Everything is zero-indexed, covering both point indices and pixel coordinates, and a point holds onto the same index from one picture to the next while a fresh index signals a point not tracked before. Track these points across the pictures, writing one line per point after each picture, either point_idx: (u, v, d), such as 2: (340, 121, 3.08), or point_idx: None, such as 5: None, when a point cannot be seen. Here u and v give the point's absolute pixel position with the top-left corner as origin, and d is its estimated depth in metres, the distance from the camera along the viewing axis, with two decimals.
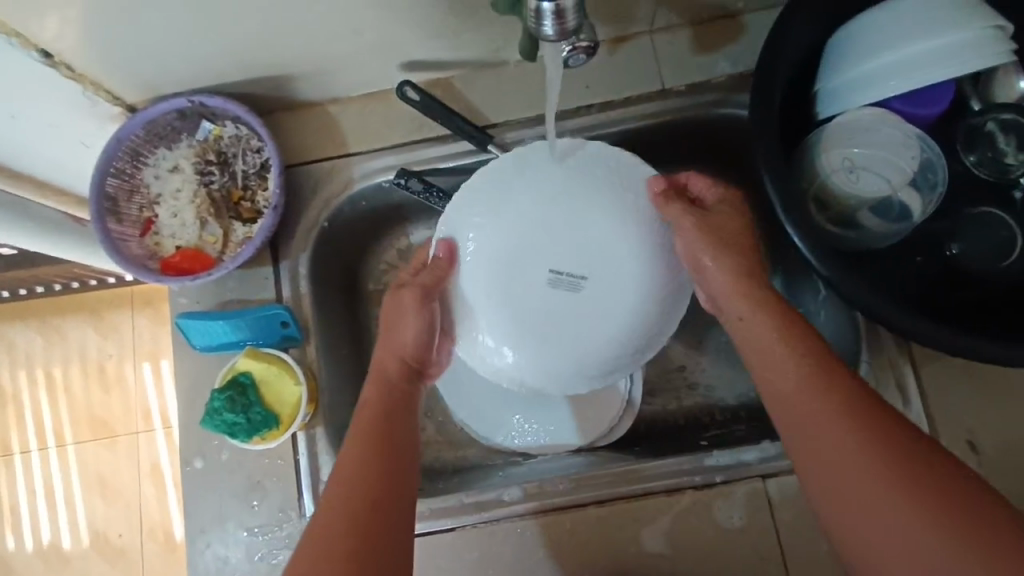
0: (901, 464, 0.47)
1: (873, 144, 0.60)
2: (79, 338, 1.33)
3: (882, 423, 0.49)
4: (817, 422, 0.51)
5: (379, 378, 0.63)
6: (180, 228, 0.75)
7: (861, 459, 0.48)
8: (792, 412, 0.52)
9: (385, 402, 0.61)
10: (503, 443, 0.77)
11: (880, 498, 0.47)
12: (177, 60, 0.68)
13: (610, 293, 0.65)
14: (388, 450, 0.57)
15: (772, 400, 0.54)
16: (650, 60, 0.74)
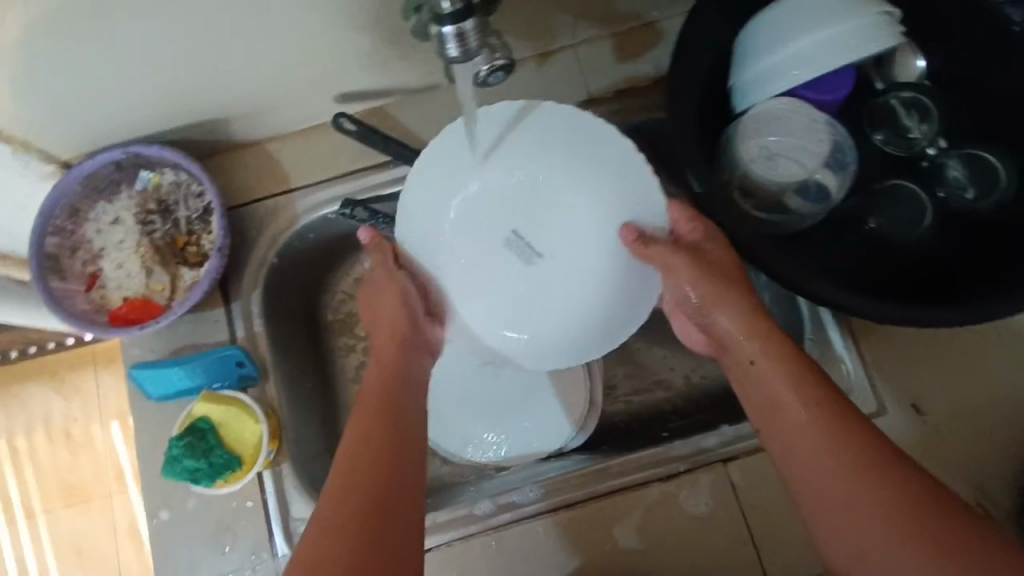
0: (906, 507, 0.46)
1: (785, 132, 0.64)
2: (41, 404, 1.30)
3: (890, 465, 0.48)
4: (809, 453, 0.51)
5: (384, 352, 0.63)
6: (126, 279, 0.75)
7: (866, 498, 0.48)
8: (798, 447, 0.52)
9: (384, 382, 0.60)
10: (477, 458, 0.75)
11: (879, 533, 0.47)
12: (106, 114, 0.68)
13: (560, 263, 0.68)
14: (397, 447, 0.55)
15: (778, 433, 0.53)
16: (576, 72, 0.76)
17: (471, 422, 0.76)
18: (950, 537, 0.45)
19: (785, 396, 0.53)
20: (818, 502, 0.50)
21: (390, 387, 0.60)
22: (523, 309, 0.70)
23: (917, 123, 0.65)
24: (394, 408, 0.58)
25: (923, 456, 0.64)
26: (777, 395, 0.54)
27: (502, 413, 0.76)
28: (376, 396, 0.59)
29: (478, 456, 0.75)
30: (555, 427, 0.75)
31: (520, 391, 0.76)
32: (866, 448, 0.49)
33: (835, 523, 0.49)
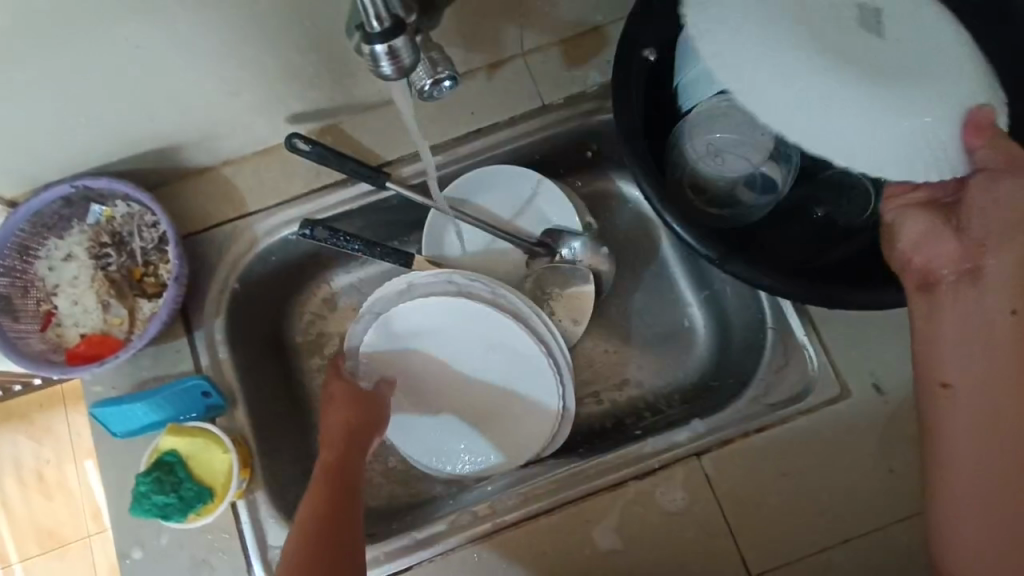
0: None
1: (728, 128, 0.66)
2: (11, 448, 1.26)
3: None
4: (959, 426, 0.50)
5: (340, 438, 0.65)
6: (82, 315, 0.73)
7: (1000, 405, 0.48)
8: (946, 334, 0.51)
9: (336, 468, 0.62)
10: (456, 472, 0.76)
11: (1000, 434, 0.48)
12: (49, 149, 0.67)
13: (932, 72, 0.50)
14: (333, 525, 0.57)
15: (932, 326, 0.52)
16: (527, 79, 0.77)
17: (445, 435, 0.76)
18: None
19: (945, 293, 0.51)
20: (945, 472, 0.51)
21: (341, 472, 0.62)
22: (901, 114, 0.49)
23: None
24: (338, 490, 0.60)
25: (887, 435, 0.66)
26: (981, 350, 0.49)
27: (476, 423, 0.77)
28: (328, 484, 0.60)
29: (455, 472, 0.76)
30: (525, 438, 0.75)
31: (492, 402, 0.76)
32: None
33: (976, 415, 0.49)
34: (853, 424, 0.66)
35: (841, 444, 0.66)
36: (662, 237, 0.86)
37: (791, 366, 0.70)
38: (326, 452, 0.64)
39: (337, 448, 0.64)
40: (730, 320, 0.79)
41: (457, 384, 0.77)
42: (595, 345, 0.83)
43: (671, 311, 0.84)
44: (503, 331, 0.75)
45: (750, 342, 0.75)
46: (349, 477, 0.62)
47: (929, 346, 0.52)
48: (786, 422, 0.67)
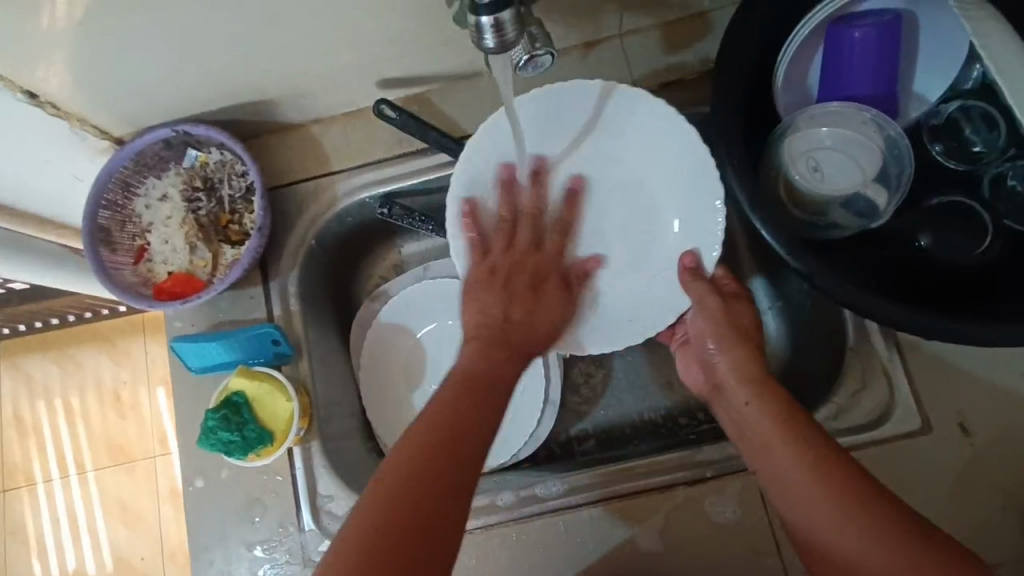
0: (849, 484, 0.51)
1: (835, 144, 0.61)
2: (94, 367, 1.36)
3: (823, 449, 0.53)
4: (783, 472, 0.54)
5: (484, 347, 0.62)
6: (171, 253, 0.78)
7: (813, 487, 0.52)
8: (766, 457, 0.56)
9: (476, 379, 0.58)
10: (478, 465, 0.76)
11: (826, 508, 0.51)
12: (158, 94, 0.70)
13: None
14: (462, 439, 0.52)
15: (760, 457, 0.57)
16: (621, 63, 0.74)
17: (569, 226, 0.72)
18: (858, 486, 0.51)
19: (767, 426, 0.57)
20: (816, 547, 0.51)
21: (474, 384, 0.57)
22: None
23: (982, 135, 0.61)
24: (478, 394, 0.57)
25: (964, 479, 0.62)
26: (765, 423, 0.57)
27: (625, 277, 0.71)
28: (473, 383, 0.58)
29: (510, 461, 0.77)
30: (663, 300, 0.70)
31: (636, 246, 0.71)
32: (831, 463, 0.52)
33: (798, 504, 0.53)
34: (928, 461, 0.62)
35: (910, 480, 0.62)
36: (740, 240, 0.83)
37: (867, 391, 0.65)
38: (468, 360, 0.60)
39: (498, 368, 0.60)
40: (804, 335, 0.76)
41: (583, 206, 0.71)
42: (659, 344, 0.82)
43: None
44: (648, 134, 0.69)
45: (824, 360, 0.71)
46: (482, 400, 0.56)
47: (761, 456, 0.56)
48: (856, 449, 0.63)
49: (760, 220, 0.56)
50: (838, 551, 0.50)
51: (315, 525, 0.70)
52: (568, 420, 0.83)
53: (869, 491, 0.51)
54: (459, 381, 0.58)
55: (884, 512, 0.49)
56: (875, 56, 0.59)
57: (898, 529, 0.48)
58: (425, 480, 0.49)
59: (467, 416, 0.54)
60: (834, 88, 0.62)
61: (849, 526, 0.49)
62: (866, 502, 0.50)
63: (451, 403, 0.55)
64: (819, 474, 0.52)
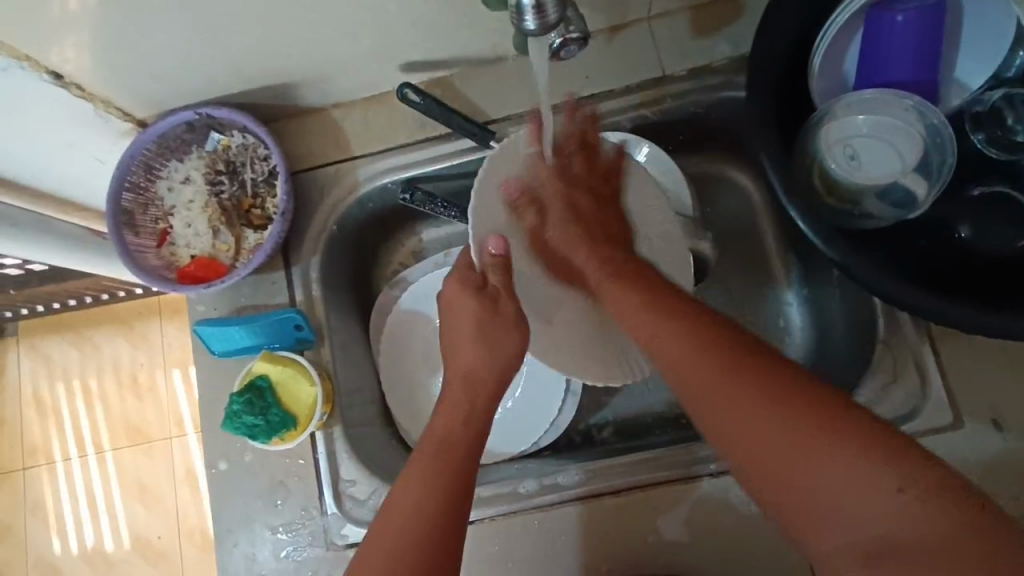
0: (788, 397, 0.45)
1: (875, 132, 0.60)
2: (112, 348, 1.38)
3: (748, 361, 0.48)
4: (709, 400, 0.48)
5: (454, 404, 0.61)
6: (194, 237, 0.78)
7: (755, 406, 0.45)
8: (690, 386, 0.50)
9: (446, 449, 0.57)
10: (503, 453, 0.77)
11: (769, 430, 0.44)
12: (182, 76, 0.70)
13: None
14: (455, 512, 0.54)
15: (682, 386, 0.51)
16: (650, 47, 0.73)
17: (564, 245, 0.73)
18: (796, 400, 0.44)
19: (679, 346, 0.52)
20: (776, 490, 0.43)
21: (448, 450, 0.57)
22: None
23: None
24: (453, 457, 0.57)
25: (995, 474, 0.61)
26: (678, 354, 0.52)
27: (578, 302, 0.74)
28: (444, 457, 0.56)
29: (530, 448, 0.77)
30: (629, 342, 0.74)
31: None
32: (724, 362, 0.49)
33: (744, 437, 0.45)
34: (958, 456, 0.61)
35: None
36: (765, 229, 0.82)
37: (898, 384, 0.64)
38: (439, 421, 0.60)
39: (465, 428, 0.59)
40: (831, 327, 0.75)
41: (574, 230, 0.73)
42: None
43: (765, 307, 0.80)
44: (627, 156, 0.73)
45: (852, 352, 0.70)
46: (455, 465, 0.56)
47: (686, 388, 0.50)
48: None
49: (797, 210, 0.55)
50: (810, 493, 0.41)
51: (337, 509, 0.70)
52: (588, 409, 0.82)
53: (817, 403, 0.44)
54: (433, 448, 0.57)
55: (830, 420, 0.42)
56: (917, 41, 0.58)
57: (852, 440, 0.41)
58: (417, 545, 0.51)
59: (444, 482, 0.55)
60: (872, 75, 0.60)
61: (808, 445, 0.42)
62: (812, 408, 0.44)
63: (427, 478, 0.55)
64: (732, 387, 0.47)
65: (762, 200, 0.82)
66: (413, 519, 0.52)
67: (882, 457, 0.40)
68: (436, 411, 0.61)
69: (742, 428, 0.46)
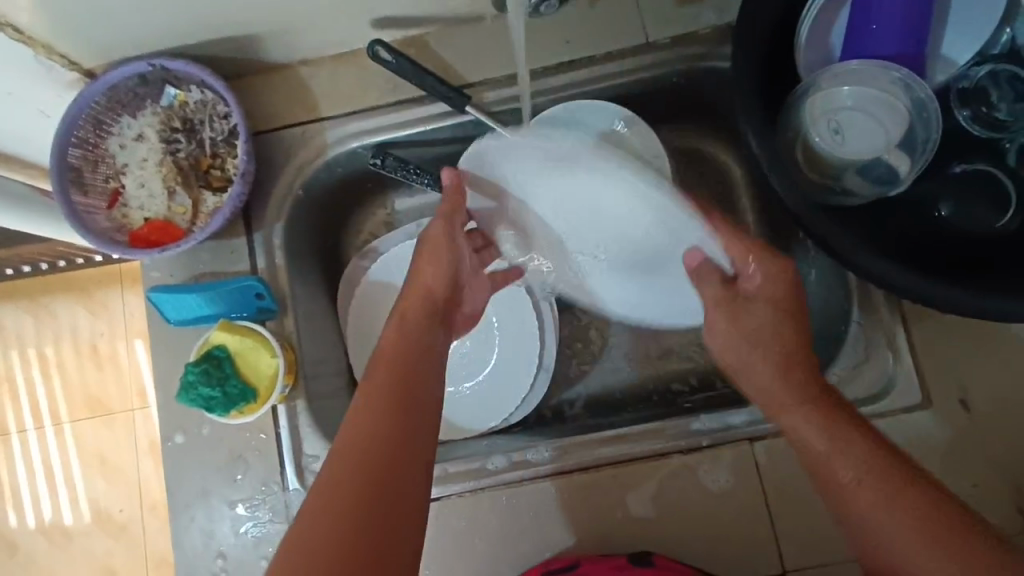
0: (867, 455, 0.52)
1: (860, 106, 0.58)
2: (69, 317, 1.32)
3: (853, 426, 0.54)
4: (834, 465, 0.53)
5: (399, 322, 0.61)
6: (148, 199, 0.73)
7: (845, 460, 0.52)
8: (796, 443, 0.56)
9: (396, 369, 0.56)
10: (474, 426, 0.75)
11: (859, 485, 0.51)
12: (131, 22, 0.65)
13: None
14: (404, 445, 0.51)
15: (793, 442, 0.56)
16: (633, 12, 0.70)
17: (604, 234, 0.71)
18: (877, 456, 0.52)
19: (790, 405, 0.57)
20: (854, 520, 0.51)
21: (402, 377, 0.56)
22: None
23: (1009, 102, 0.58)
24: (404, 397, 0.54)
25: (961, 455, 0.61)
26: (813, 432, 0.54)
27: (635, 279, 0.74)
28: (385, 385, 0.55)
29: (500, 424, 0.76)
30: (672, 311, 0.75)
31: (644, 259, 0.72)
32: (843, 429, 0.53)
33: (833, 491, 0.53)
34: (925, 436, 0.62)
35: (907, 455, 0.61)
36: (744, 206, 0.80)
37: (869, 363, 0.64)
38: (387, 343, 0.59)
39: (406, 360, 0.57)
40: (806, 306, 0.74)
41: (601, 227, 0.70)
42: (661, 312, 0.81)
43: None
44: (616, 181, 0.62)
45: (826, 331, 0.70)
46: (411, 403, 0.54)
47: (799, 443, 0.55)
48: None
49: (779, 183, 0.53)
50: (877, 532, 0.50)
51: (299, 485, 0.68)
52: (560, 385, 0.81)
53: (893, 460, 0.51)
54: (375, 378, 0.55)
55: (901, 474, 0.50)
56: (904, 12, 0.56)
57: (908, 483, 0.50)
58: (373, 485, 0.48)
59: (388, 417, 0.52)
60: (858, 47, 0.58)
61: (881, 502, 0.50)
62: (905, 472, 0.51)
63: (375, 412, 0.52)
64: (836, 436, 0.53)
65: (743, 177, 0.80)
66: (363, 444, 0.50)
67: (942, 525, 0.48)
68: (383, 332, 0.60)
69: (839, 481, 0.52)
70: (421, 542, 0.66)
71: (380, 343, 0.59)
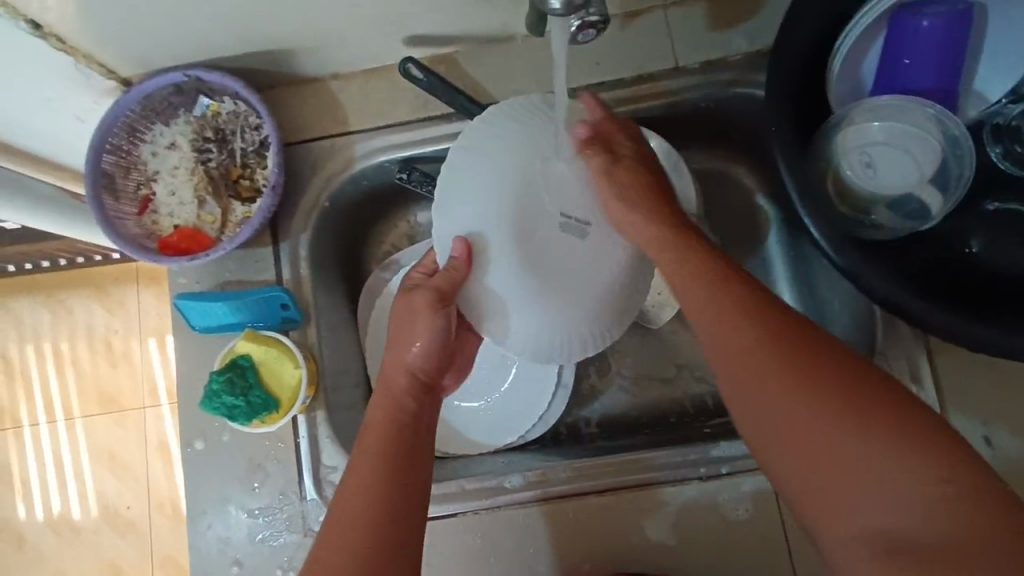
0: (835, 390, 0.42)
1: (891, 140, 0.58)
2: (85, 313, 1.33)
3: (828, 365, 0.43)
4: (783, 409, 0.43)
5: (392, 401, 0.59)
6: (178, 207, 0.74)
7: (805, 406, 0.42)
8: (754, 401, 0.45)
9: (393, 426, 0.56)
10: (491, 442, 0.76)
11: (818, 428, 0.42)
12: (171, 34, 0.66)
13: None
14: (403, 496, 0.51)
15: (747, 398, 0.46)
16: (664, 37, 0.70)
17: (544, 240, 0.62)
18: (849, 390, 0.42)
19: (752, 351, 0.46)
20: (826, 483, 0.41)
21: (397, 438, 0.55)
22: None
23: None
24: (404, 449, 0.55)
25: None
26: (766, 376, 0.44)
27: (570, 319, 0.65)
28: (385, 449, 0.54)
29: (516, 441, 0.76)
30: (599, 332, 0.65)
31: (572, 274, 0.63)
32: (820, 372, 0.43)
33: (785, 442, 0.43)
34: None
35: None
36: (766, 230, 0.81)
37: None
38: (375, 412, 0.58)
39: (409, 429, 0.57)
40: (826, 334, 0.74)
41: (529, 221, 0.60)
42: (678, 334, 0.81)
43: None
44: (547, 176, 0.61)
45: None
46: (414, 470, 0.54)
47: (749, 392, 0.45)
48: None
49: (809, 216, 0.53)
50: (845, 485, 0.40)
51: (317, 496, 0.68)
52: (577, 403, 0.81)
53: (870, 394, 0.42)
54: (370, 441, 0.55)
55: (874, 408, 0.41)
56: (941, 47, 0.56)
57: (878, 416, 0.41)
58: (384, 520, 0.50)
59: (389, 478, 0.52)
60: (891, 81, 0.59)
61: (845, 447, 0.40)
62: (875, 401, 0.41)
63: (371, 473, 0.52)
64: (800, 379, 0.43)
65: (766, 202, 0.81)
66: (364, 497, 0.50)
67: (926, 465, 0.39)
68: (372, 406, 0.59)
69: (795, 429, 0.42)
70: (436, 558, 0.66)
71: (370, 415, 0.58)
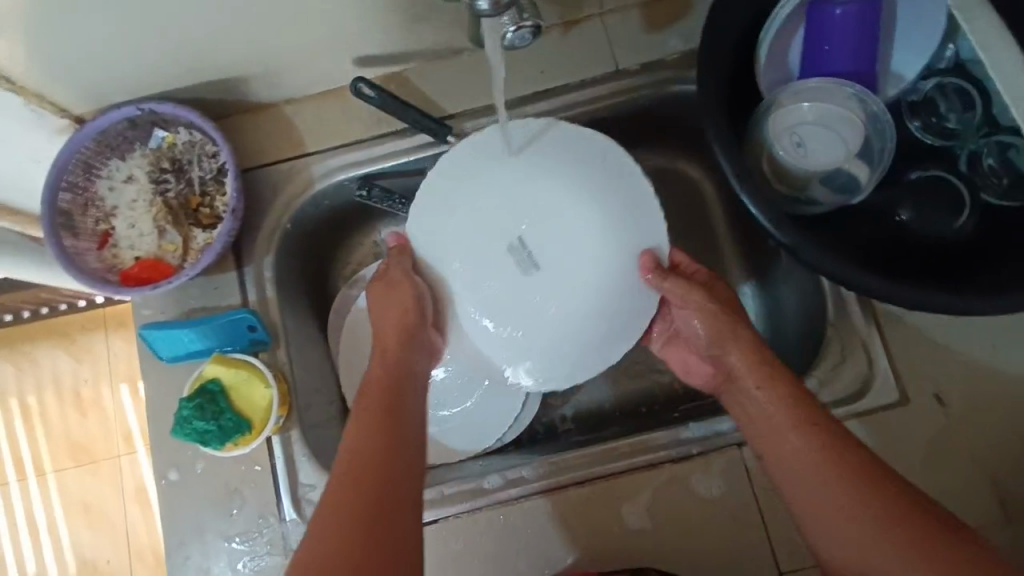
0: (861, 477, 0.50)
1: (818, 120, 0.62)
2: (51, 362, 1.30)
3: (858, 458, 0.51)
4: (815, 489, 0.52)
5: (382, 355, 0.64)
6: (138, 238, 0.74)
7: (835, 491, 0.51)
8: (792, 476, 0.53)
9: (386, 398, 0.59)
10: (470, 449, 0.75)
11: (844, 509, 0.50)
12: (121, 69, 0.67)
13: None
14: (387, 479, 0.52)
15: (784, 471, 0.54)
16: (603, 42, 0.74)
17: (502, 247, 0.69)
18: (876, 480, 0.50)
19: (789, 437, 0.54)
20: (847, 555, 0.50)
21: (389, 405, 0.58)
22: None
23: (957, 113, 0.63)
24: (395, 423, 0.57)
25: (941, 449, 0.63)
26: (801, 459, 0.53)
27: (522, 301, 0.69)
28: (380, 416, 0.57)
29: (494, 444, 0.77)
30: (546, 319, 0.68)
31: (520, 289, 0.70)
32: (848, 459, 0.51)
33: (814, 514, 0.52)
34: (906, 433, 0.64)
35: (889, 452, 0.64)
36: (717, 220, 0.84)
37: (847, 364, 0.66)
38: (375, 377, 0.62)
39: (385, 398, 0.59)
40: (783, 314, 0.77)
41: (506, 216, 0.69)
42: None
43: None
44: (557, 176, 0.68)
45: (803, 337, 0.72)
46: (400, 442, 0.56)
47: (782, 469, 0.54)
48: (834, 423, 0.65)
49: (747, 195, 0.56)
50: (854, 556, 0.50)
51: (296, 515, 0.68)
52: (551, 403, 0.82)
53: (892, 488, 0.50)
54: (367, 411, 0.58)
55: (896, 500, 0.49)
56: (855, 32, 0.60)
57: (897, 506, 0.49)
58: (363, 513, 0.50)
59: (379, 450, 0.54)
60: (813, 66, 0.63)
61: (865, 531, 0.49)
62: (896, 494, 0.49)
63: (368, 439, 0.55)
64: (834, 465, 0.51)
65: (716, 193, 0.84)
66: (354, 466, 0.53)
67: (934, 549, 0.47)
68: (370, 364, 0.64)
69: (822, 508, 0.51)
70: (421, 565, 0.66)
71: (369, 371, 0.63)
